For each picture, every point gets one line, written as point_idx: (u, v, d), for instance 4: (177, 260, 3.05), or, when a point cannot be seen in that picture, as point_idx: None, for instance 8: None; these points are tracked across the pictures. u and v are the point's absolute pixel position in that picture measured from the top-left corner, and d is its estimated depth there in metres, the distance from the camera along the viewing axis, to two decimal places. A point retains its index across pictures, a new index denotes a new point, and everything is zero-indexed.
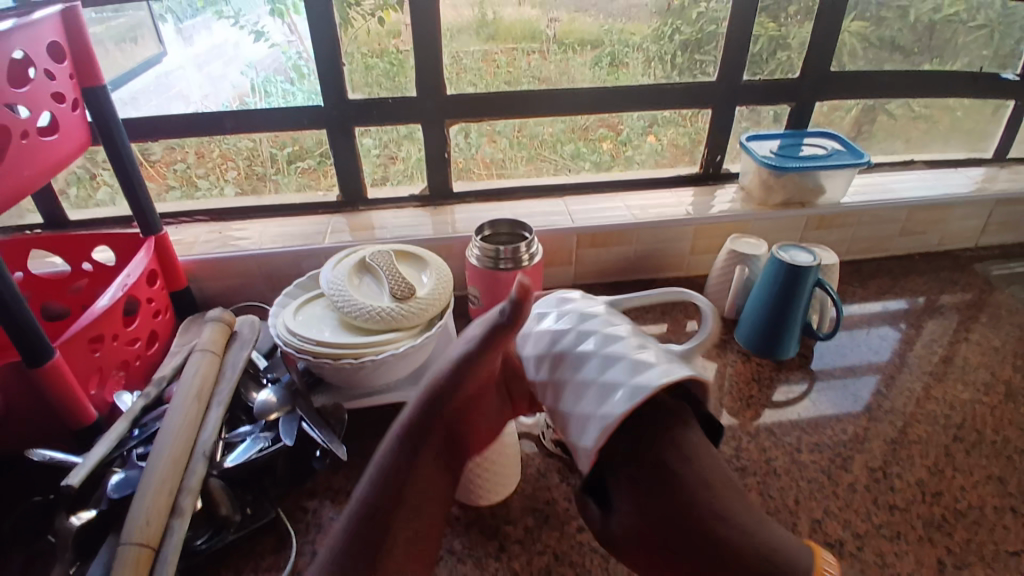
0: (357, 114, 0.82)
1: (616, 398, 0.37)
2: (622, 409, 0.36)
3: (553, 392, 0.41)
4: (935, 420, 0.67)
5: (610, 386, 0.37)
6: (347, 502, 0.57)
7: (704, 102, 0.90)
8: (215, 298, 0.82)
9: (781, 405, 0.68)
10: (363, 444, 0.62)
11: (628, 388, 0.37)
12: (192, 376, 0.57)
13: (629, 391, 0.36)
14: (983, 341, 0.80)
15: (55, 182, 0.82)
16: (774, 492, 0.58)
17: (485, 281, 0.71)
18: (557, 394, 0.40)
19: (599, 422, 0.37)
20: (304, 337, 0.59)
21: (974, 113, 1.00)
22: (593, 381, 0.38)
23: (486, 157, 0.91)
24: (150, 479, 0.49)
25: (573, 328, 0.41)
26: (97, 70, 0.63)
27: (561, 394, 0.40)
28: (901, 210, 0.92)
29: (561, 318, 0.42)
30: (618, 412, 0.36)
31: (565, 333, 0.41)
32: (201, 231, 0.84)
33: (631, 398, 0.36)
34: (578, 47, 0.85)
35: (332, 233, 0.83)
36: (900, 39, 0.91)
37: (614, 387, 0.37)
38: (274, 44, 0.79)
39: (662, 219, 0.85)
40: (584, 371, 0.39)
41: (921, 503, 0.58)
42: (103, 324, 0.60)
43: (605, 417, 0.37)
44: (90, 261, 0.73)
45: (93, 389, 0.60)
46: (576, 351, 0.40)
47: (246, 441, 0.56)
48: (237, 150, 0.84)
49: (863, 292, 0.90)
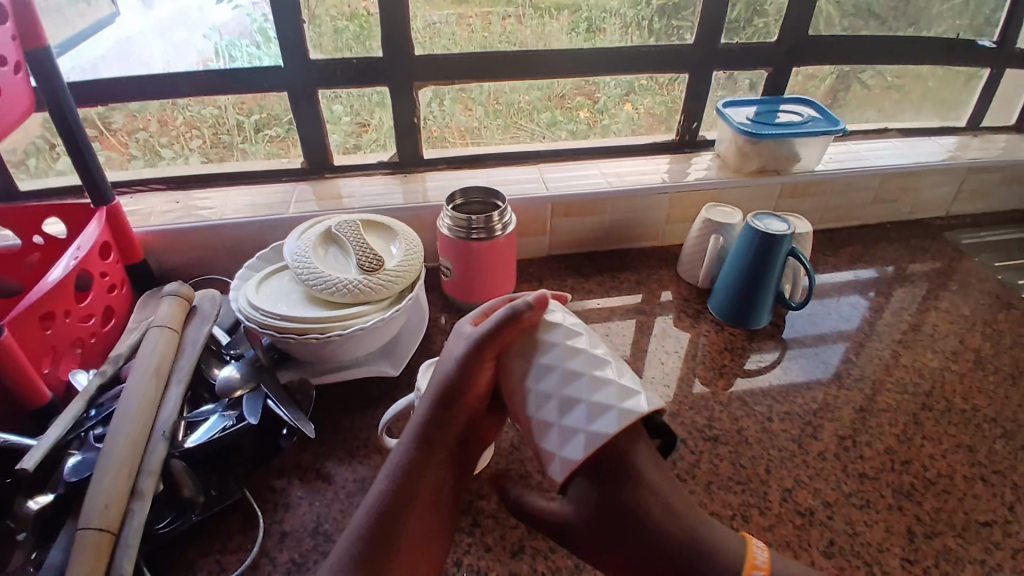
0: (322, 77, 0.78)
1: (636, 399, 0.42)
2: (614, 429, 0.41)
3: (549, 408, 0.44)
4: (904, 388, 0.68)
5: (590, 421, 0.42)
6: (316, 480, 0.55)
7: (682, 68, 0.88)
8: (176, 271, 0.79)
9: (753, 373, 0.69)
10: (332, 420, 0.61)
11: (636, 392, 0.43)
12: (150, 353, 0.54)
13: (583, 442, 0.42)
14: (951, 310, 0.81)
15: (7, 151, 0.77)
16: (746, 461, 0.59)
17: (457, 253, 0.69)
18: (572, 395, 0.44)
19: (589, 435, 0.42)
20: (267, 311, 0.57)
21: (947, 83, 1.00)
22: (585, 401, 0.43)
23: (460, 125, 0.88)
24: (107, 462, 0.47)
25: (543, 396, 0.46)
26: (42, 30, 0.58)
27: (569, 409, 0.43)
28: (873, 179, 0.92)
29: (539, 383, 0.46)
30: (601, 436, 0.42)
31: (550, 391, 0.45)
32: (159, 201, 0.80)
33: (621, 419, 0.42)
34: (554, 11, 0.81)
35: (298, 203, 0.80)
36: (877, 5, 0.90)
37: (606, 407, 0.42)
38: (237, 5, 0.75)
39: (638, 188, 0.84)
40: (580, 391, 0.44)
41: (890, 471, 0.59)
42: (54, 301, 0.56)
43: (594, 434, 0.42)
44: (41, 234, 0.68)
45: (45, 368, 0.57)
46: (571, 371, 0.45)
47: (209, 421, 0.53)
48: (199, 117, 0.80)
49: (836, 261, 0.90)
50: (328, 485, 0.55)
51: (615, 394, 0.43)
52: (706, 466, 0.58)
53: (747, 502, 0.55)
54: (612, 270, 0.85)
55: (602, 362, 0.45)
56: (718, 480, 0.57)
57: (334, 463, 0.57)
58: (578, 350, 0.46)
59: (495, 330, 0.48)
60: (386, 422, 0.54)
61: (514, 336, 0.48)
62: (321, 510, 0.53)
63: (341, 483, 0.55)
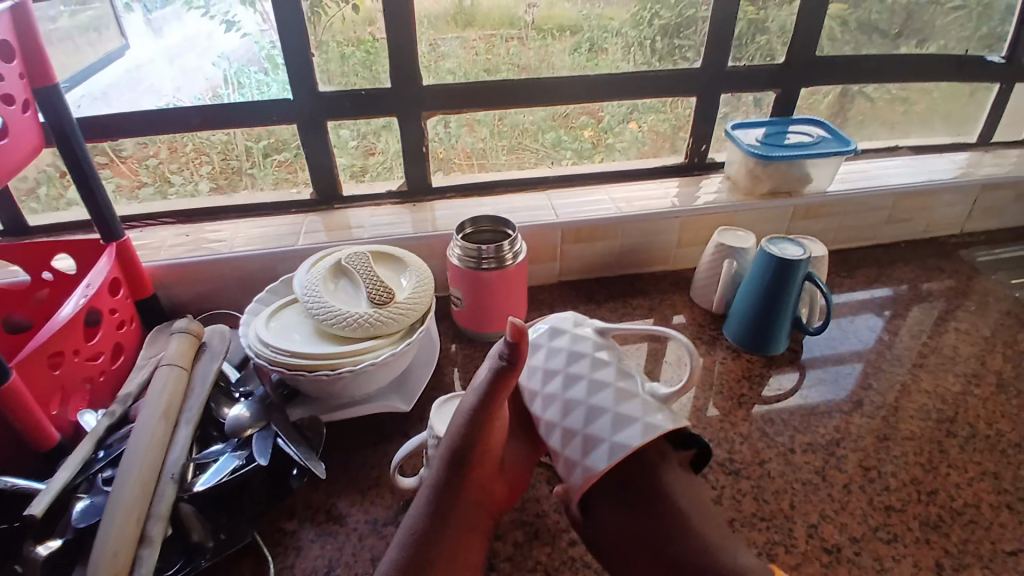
0: (331, 108, 0.79)
1: (656, 415, 0.45)
2: (637, 442, 0.43)
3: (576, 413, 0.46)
4: (927, 414, 0.66)
5: (624, 420, 0.45)
6: (327, 522, 0.54)
7: (691, 90, 0.88)
8: (186, 305, 0.78)
9: (772, 402, 0.67)
10: (343, 458, 0.60)
11: (656, 408, 0.46)
12: (159, 393, 0.53)
13: (609, 448, 0.44)
14: (972, 331, 0.79)
15: (19, 181, 0.77)
16: (770, 496, 0.57)
17: (467, 282, 0.69)
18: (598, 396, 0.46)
19: (613, 446, 0.44)
20: (277, 347, 0.56)
21: (957, 98, 1.00)
22: (610, 411, 0.45)
23: (466, 148, 0.87)
24: (117, 507, 0.46)
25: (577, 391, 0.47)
26: (50, 68, 0.59)
27: (595, 415, 0.45)
28: (887, 198, 0.91)
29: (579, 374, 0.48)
30: (630, 443, 0.44)
31: (586, 387, 0.47)
32: (169, 234, 0.80)
33: (645, 432, 0.44)
34: (556, 33, 0.82)
35: (307, 234, 0.80)
36: (884, 24, 0.90)
37: (631, 419, 0.45)
38: (245, 33, 0.75)
39: (648, 212, 0.83)
40: (604, 401, 0.46)
41: (916, 502, 0.57)
42: (63, 340, 0.56)
43: (619, 445, 0.44)
44: (50, 270, 0.68)
45: (54, 409, 0.57)
46: (595, 382, 0.47)
47: (219, 461, 0.53)
48: (210, 143, 0.80)
49: (852, 282, 0.89)
50: (340, 527, 0.54)
51: (639, 407, 0.45)
52: (728, 503, 0.56)
53: (773, 540, 0.53)
54: (624, 296, 0.84)
55: (627, 377, 0.48)
56: (741, 517, 0.55)
57: (345, 504, 0.56)
58: (604, 365, 0.48)
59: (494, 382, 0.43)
60: (398, 460, 0.53)
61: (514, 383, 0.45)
62: (332, 554, 0.52)
63: (353, 524, 0.54)
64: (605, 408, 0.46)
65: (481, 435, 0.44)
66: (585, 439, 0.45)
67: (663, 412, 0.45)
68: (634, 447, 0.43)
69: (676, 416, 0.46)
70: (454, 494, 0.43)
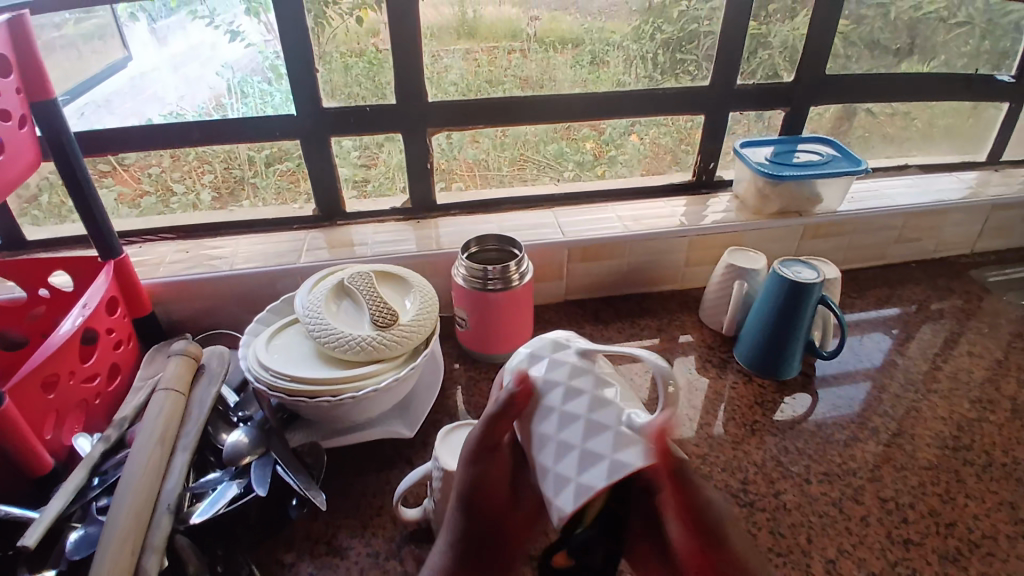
0: (335, 124, 0.78)
1: (632, 449, 0.38)
2: (603, 483, 0.37)
3: (544, 448, 0.40)
4: (942, 441, 0.65)
5: (591, 456, 0.38)
6: (327, 554, 0.52)
7: (699, 107, 0.87)
8: (185, 323, 0.77)
9: (785, 428, 0.66)
10: (345, 486, 0.58)
11: (635, 442, 0.38)
12: (155, 418, 0.52)
13: (574, 490, 0.38)
14: (984, 354, 0.78)
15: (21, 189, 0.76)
16: (786, 529, 0.55)
17: (473, 303, 0.67)
18: (568, 428, 0.40)
19: (579, 487, 0.38)
20: (277, 371, 0.55)
21: (967, 117, 0.99)
22: (576, 448, 0.39)
23: (469, 160, 0.86)
24: (109, 539, 0.44)
25: (549, 421, 0.41)
26: (48, 82, 0.58)
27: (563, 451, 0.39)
28: (897, 217, 0.90)
29: (553, 402, 0.41)
30: (596, 484, 0.37)
31: (558, 418, 0.40)
32: (169, 250, 0.79)
33: (614, 472, 0.37)
34: (559, 45, 0.80)
35: (309, 251, 0.79)
36: (894, 41, 0.89)
37: (599, 457, 0.38)
38: (250, 43, 0.74)
39: (656, 230, 0.82)
40: (574, 436, 0.39)
41: (934, 535, 0.55)
42: (58, 363, 0.55)
43: (585, 485, 0.37)
44: (47, 287, 0.66)
45: (48, 433, 0.55)
46: (569, 412, 0.40)
47: (217, 490, 0.51)
48: (212, 153, 0.79)
49: (862, 303, 0.87)
50: (341, 560, 0.52)
51: (610, 444, 0.38)
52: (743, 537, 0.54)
53: None
54: (631, 316, 0.83)
55: (604, 404, 0.40)
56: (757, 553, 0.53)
57: (346, 534, 0.54)
58: (580, 394, 0.41)
59: (491, 422, 0.43)
60: (402, 491, 0.51)
61: (512, 422, 0.43)
62: None
63: (354, 557, 0.52)
64: (572, 443, 0.39)
65: (484, 469, 0.44)
66: (551, 478, 0.39)
67: (641, 445, 0.38)
68: (602, 489, 0.37)
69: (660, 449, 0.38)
70: (466, 524, 0.45)
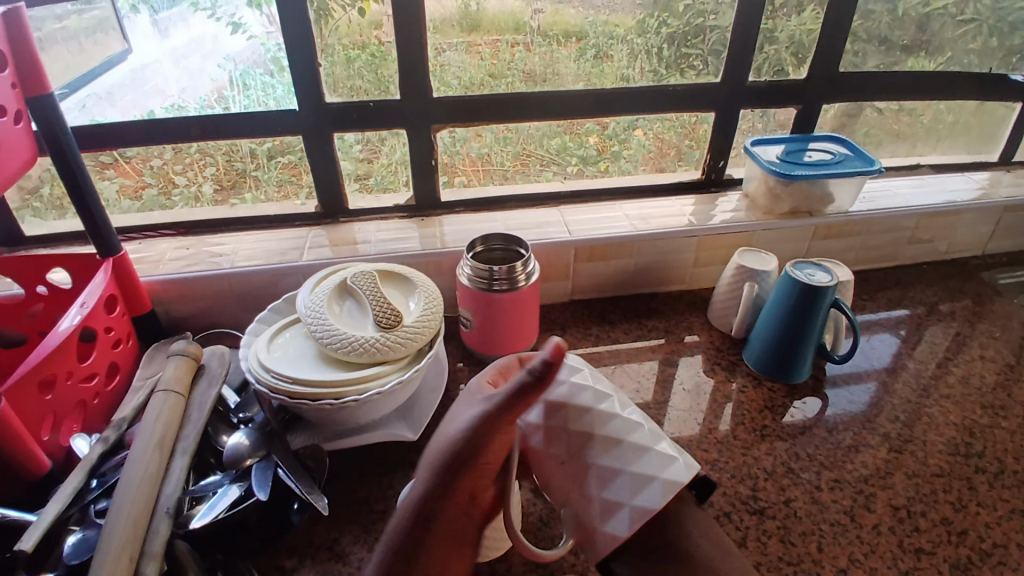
0: (337, 119, 0.76)
1: (650, 492, 0.42)
2: (658, 505, 0.42)
3: (585, 471, 0.44)
4: (953, 448, 0.64)
5: (642, 479, 0.42)
6: (329, 560, 0.51)
7: (709, 104, 0.85)
8: (185, 321, 0.76)
9: (796, 434, 0.64)
10: (347, 490, 0.57)
11: (653, 483, 0.42)
12: (154, 421, 0.51)
13: (629, 513, 0.42)
14: (997, 357, 0.77)
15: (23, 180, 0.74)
16: (796, 538, 0.54)
17: (478, 303, 0.66)
18: (608, 451, 0.44)
19: (633, 512, 0.42)
20: (279, 374, 0.54)
21: (980, 116, 0.97)
22: (625, 473, 0.43)
23: (472, 155, 0.84)
24: (108, 546, 0.43)
25: (595, 445, 0.44)
26: (44, 77, 0.56)
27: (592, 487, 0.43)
28: (909, 218, 0.88)
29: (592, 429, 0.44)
30: (652, 506, 0.42)
31: (600, 446, 0.44)
32: (169, 247, 0.78)
33: (665, 493, 0.42)
34: (562, 39, 0.79)
35: (311, 249, 0.77)
36: (908, 39, 0.87)
37: (648, 479, 0.43)
38: (252, 36, 0.72)
39: (664, 230, 0.80)
40: (615, 464, 0.43)
41: (945, 544, 0.54)
42: (56, 363, 0.53)
43: (639, 509, 0.42)
44: (45, 284, 0.65)
45: (45, 435, 0.54)
46: (608, 438, 0.44)
47: (217, 494, 0.50)
48: (213, 146, 0.77)
49: (873, 305, 0.86)
50: (343, 566, 0.51)
51: (630, 489, 0.42)
52: (752, 545, 0.53)
53: None
54: (638, 317, 0.81)
55: (634, 424, 0.45)
56: (767, 562, 0.52)
57: (349, 540, 0.53)
58: (605, 438, 0.44)
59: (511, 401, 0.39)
60: None
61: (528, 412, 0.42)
62: None
63: (356, 564, 0.51)
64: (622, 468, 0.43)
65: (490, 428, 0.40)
66: (601, 503, 0.43)
67: (660, 481, 0.42)
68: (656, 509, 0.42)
69: (677, 484, 0.42)
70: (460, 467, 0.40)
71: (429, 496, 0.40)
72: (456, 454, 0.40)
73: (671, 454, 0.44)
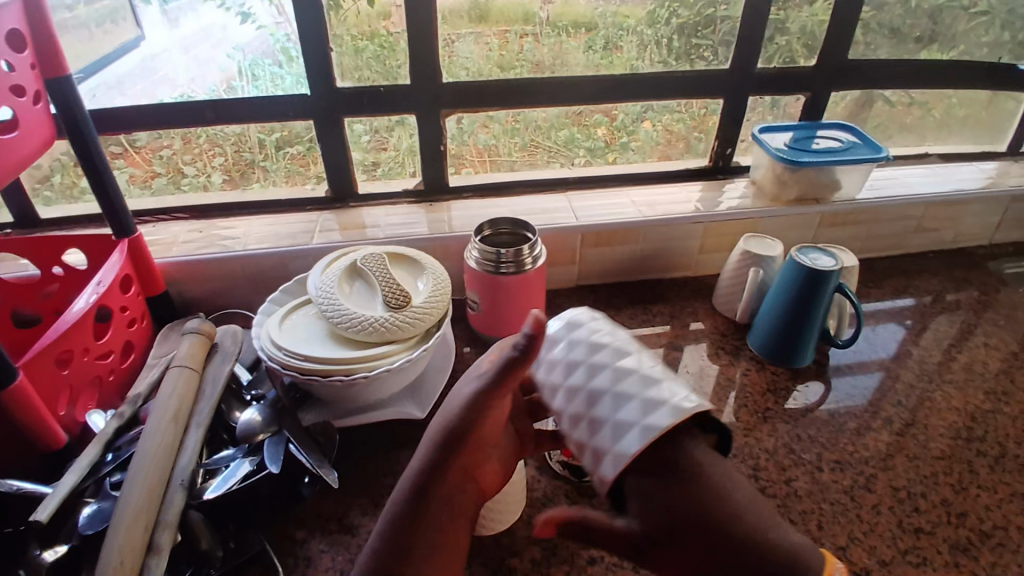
0: (347, 105, 0.77)
1: (605, 463, 0.38)
2: (611, 475, 0.38)
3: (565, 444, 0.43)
4: (955, 432, 0.64)
5: (600, 450, 0.39)
6: (338, 532, 0.53)
7: (717, 91, 0.85)
8: (197, 302, 0.77)
9: (797, 416, 0.65)
10: (356, 466, 0.59)
11: (632, 427, 0.38)
12: (168, 397, 0.52)
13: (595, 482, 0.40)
14: (1001, 346, 0.77)
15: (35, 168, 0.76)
16: (796, 516, 0.55)
17: (484, 286, 0.67)
18: (577, 424, 0.41)
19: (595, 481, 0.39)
20: (290, 351, 0.55)
21: (991, 106, 0.96)
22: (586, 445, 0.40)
23: (480, 145, 0.85)
24: (124, 514, 0.44)
25: (567, 419, 0.42)
26: (62, 59, 0.57)
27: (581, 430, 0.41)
28: (916, 207, 0.88)
29: (560, 404, 0.42)
30: (607, 476, 0.38)
31: (567, 419, 0.42)
32: (182, 230, 0.79)
33: (617, 463, 0.38)
34: (571, 29, 0.79)
35: (321, 233, 0.79)
36: (919, 28, 0.87)
37: (606, 451, 0.39)
38: (261, 26, 0.74)
39: (671, 217, 0.81)
40: (582, 434, 0.41)
41: (945, 524, 0.55)
42: (71, 338, 0.55)
43: (599, 480, 0.39)
44: (61, 265, 0.67)
45: (61, 409, 0.55)
46: (573, 411, 0.41)
47: (230, 467, 0.52)
48: (222, 135, 0.78)
49: (879, 292, 0.86)
50: (352, 538, 0.53)
51: (611, 433, 0.39)
52: None
53: None
54: (644, 302, 0.82)
55: (601, 392, 0.41)
56: None
57: (357, 514, 0.54)
58: (590, 386, 0.41)
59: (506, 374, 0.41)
60: None
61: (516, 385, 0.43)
62: (343, 566, 0.50)
63: (365, 535, 0.53)
64: (585, 439, 0.40)
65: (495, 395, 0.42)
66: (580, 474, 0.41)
67: (636, 433, 0.37)
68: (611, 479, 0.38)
69: (628, 456, 0.37)
70: (467, 431, 0.42)
71: (423, 473, 0.41)
72: (452, 429, 0.41)
73: (636, 420, 0.38)
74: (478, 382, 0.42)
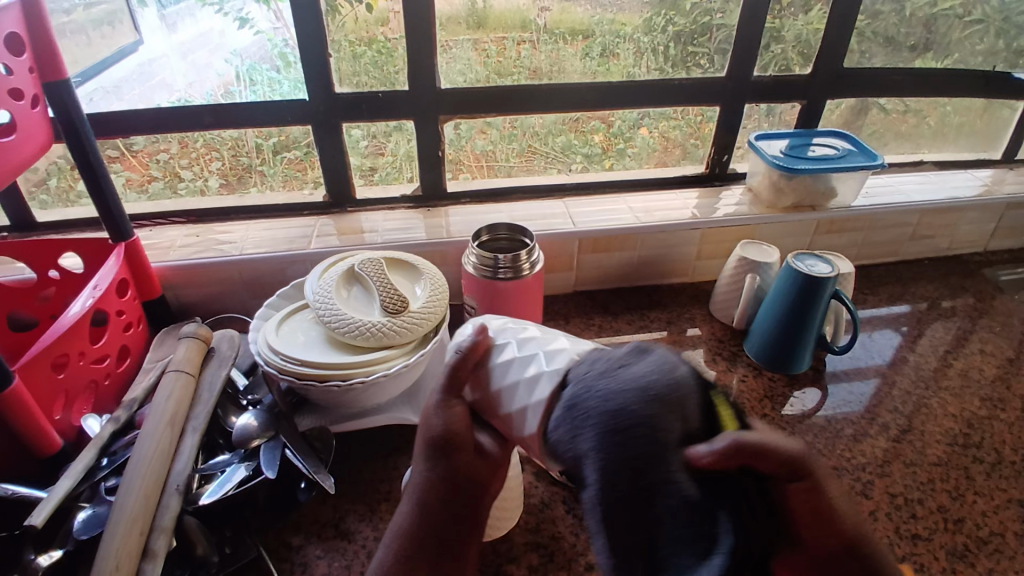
0: (345, 109, 0.77)
1: (528, 421, 0.39)
2: (535, 428, 0.38)
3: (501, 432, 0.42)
4: (952, 439, 0.64)
5: (521, 415, 0.39)
6: (334, 538, 0.53)
7: (714, 99, 0.86)
8: (193, 307, 0.77)
9: (794, 422, 0.65)
10: (353, 471, 0.58)
11: (542, 378, 0.39)
12: (165, 400, 0.52)
13: (531, 443, 0.39)
14: (996, 352, 0.77)
15: (32, 172, 0.76)
16: None
17: (482, 291, 0.67)
18: (494, 405, 0.41)
19: (528, 445, 0.39)
20: (287, 355, 0.55)
21: (984, 114, 0.97)
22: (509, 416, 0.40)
23: (477, 151, 0.85)
24: (120, 518, 0.44)
25: (490, 406, 0.42)
26: (60, 63, 0.57)
27: (498, 404, 0.41)
28: (911, 214, 0.89)
29: (476, 392, 0.43)
30: (532, 430, 0.38)
31: (489, 405, 0.42)
32: (179, 234, 0.79)
33: (536, 414, 0.38)
34: (568, 37, 0.79)
35: (318, 238, 0.79)
36: (913, 36, 0.88)
37: (524, 411, 0.39)
38: (259, 31, 0.73)
39: (668, 223, 0.81)
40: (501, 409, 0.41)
41: (942, 531, 0.55)
42: (68, 342, 0.55)
43: (529, 440, 0.39)
44: (57, 268, 0.67)
45: (57, 413, 0.55)
46: (488, 398, 0.42)
47: (226, 472, 0.51)
48: (219, 140, 0.78)
49: (875, 299, 0.86)
50: (348, 544, 0.52)
51: (527, 390, 0.39)
52: None
53: None
54: (641, 308, 0.82)
55: (501, 367, 0.42)
56: None
57: (354, 519, 0.54)
58: (492, 366, 0.42)
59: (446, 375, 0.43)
60: None
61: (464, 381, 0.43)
62: (340, 571, 0.50)
63: (361, 541, 0.52)
64: (506, 407, 0.40)
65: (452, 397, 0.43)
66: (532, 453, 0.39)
67: (543, 378, 0.39)
68: (537, 432, 0.38)
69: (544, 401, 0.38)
70: (445, 430, 0.42)
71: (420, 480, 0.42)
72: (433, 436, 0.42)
73: (536, 373, 0.39)
74: (437, 390, 0.43)
